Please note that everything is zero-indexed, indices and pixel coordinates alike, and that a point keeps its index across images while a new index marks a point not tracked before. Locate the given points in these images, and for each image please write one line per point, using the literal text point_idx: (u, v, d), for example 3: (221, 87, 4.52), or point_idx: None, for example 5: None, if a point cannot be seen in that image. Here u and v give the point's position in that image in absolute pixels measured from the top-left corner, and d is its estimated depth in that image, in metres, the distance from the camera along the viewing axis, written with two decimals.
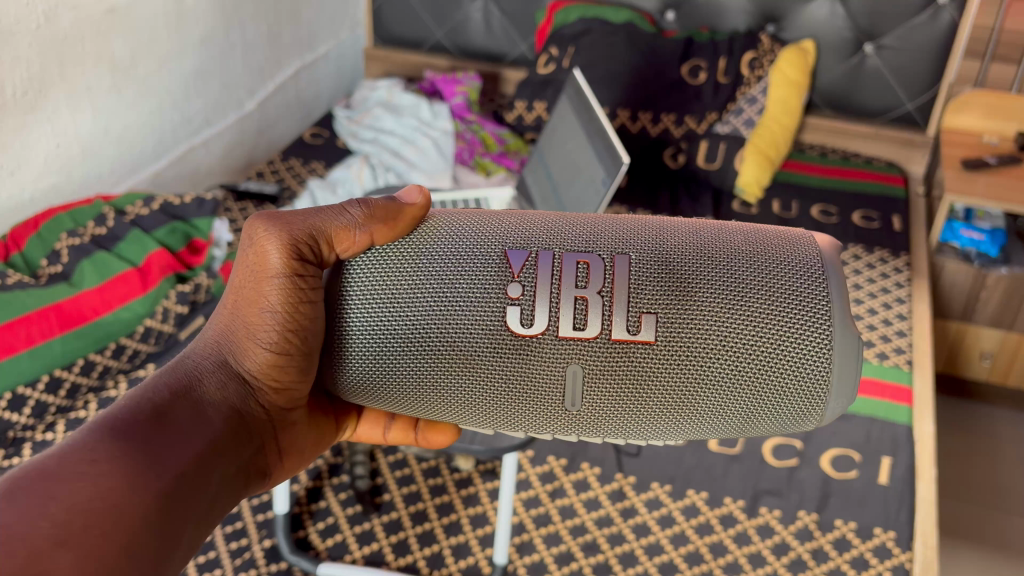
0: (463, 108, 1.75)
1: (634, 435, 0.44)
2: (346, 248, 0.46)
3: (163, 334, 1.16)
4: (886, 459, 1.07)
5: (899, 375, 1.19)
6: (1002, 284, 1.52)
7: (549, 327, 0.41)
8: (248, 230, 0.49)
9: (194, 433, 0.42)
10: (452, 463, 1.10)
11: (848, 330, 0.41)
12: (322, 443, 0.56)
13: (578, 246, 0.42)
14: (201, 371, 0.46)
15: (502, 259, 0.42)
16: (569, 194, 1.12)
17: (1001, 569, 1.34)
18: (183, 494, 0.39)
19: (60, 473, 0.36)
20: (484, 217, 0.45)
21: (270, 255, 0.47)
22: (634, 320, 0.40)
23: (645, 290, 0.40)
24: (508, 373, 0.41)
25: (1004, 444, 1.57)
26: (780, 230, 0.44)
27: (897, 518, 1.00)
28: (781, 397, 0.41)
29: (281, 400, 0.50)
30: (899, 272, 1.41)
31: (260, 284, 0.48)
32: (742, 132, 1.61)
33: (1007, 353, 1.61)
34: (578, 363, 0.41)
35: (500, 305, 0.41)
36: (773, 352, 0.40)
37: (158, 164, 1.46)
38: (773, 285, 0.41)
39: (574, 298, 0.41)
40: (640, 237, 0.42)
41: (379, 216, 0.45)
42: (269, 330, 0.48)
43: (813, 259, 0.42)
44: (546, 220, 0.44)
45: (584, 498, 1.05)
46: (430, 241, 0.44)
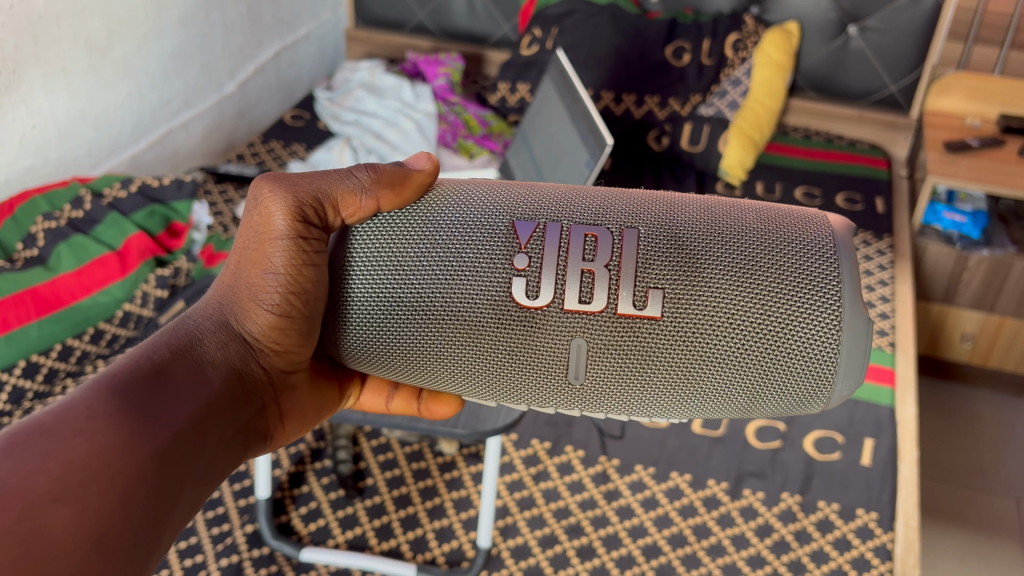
0: (446, 90, 1.72)
1: (638, 411, 0.44)
2: (352, 214, 0.45)
3: (143, 318, 1.15)
4: (869, 441, 1.08)
5: (882, 358, 1.20)
6: (983, 266, 1.52)
7: (555, 298, 0.41)
8: (253, 190, 0.48)
9: (192, 394, 0.42)
10: (437, 449, 1.09)
11: (858, 313, 0.40)
12: (326, 409, 0.56)
13: (587, 218, 0.42)
14: (202, 330, 0.46)
15: (509, 230, 0.42)
16: (551, 177, 1.11)
17: (982, 551, 1.35)
18: (179, 454, 0.39)
19: (56, 427, 0.36)
20: (494, 189, 0.44)
21: (275, 217, 0.46)
22: (641, 295, 0.40)
23: (654, 266, 0.40)
24: (513, 344, 0.42)
25: (984, 427, 1.59)
26: (794, 211, 0.44)
27: (879, 499, 1.00)
28: (787, 377, 0.41)
29: (282, 363, 0.49)
30: (882, 254, 1.41)
31: (264, 245, 0.47)
32: (726, 114, 1.62)
33: (988, 335, 1.61)
34: (583, 337, 0.41)
35: (505, 274, 0.41)
36: (780, 331, 0.40)
37: (137, 147, 1.44)
38: (783, 264, 0.40)
39: (580, 271, 0.41)
40: (650, 211, 0.42)
41: (386, 181, 0.45)
42: (270, 292, 0.47)
43: (825, 240, 0.42)
44: (555, 194, 0.44)
45: (567, 482, 1.05)
46: (438, 211, 0.44)
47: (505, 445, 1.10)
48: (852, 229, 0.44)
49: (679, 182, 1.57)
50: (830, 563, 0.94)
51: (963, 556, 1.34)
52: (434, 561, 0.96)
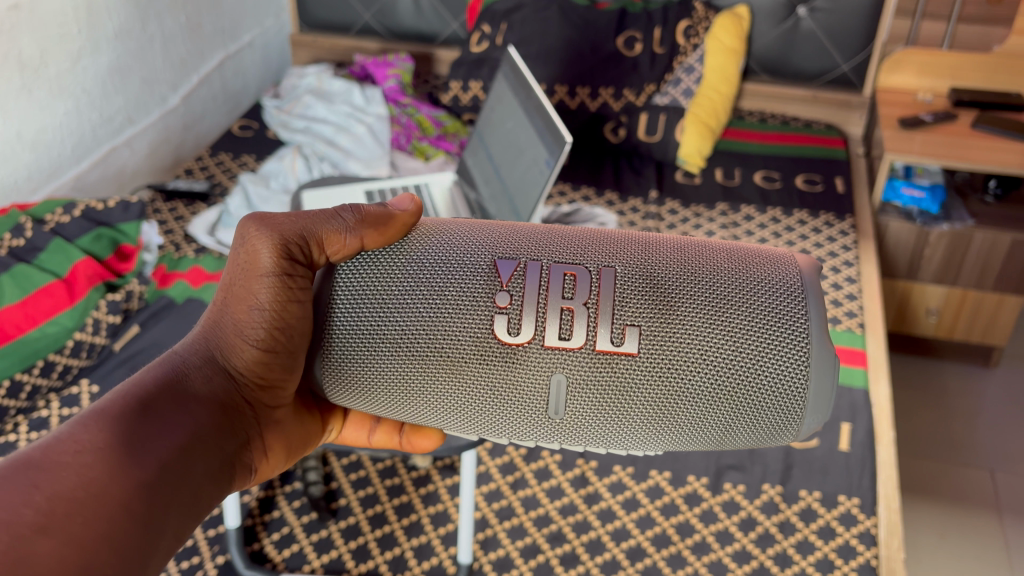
0: (397, 92, 1.68)
1: (615, 444, 0.44)
2: (337, 252, 0.47)
3: (95, 346, 1.11)
4: (846, 425, 1.07)
5: (853, 339, 1.20)
6: (944, 240, 1.52)
7: (535, 335, 0.42)
8: (240, 231, 0.50)
9: (180, 424, 0.42)
10: (412, 465, 1.07)
11: (826, 348, 0.42)
12: (309, 440, 0.56)
13: (566, 257, 0.43)
14: (188, 364, 0.46)
15: (490, 269, 0.43)
16: (511, 176, 1.09)
17: (957, 526, 1.37)
18: (166, 485, 0.39)
19: (45, 461, 0.37)
20: (475, 230, 0.45)
21: (261, 254, 0.49)
22: (618, 332, 0.41)
23: (630, 303, 0.41)
24: (494, 379, 0.42)
25: (954, 402, 1.60)
26: (762, 250, 0.46)
27: (860, 485, 1.00)
28: (758, 409, 0.42)
29: (266, 397, 0.50)
30: (845, 235, 1.41)
31: (250, 281, 0.49)
32: (681, 102, 1.60)
33: (953, 308, 1.60)
34: (563, 372, 0.42)
35: (488, 313, 0.42)
36: (753, 364, 0.41)
37: (80, 167, 1.39)
38: (755, 303, 0.42)
39: (560, 309, 0.42)
40: (625, 251, 0.43)
41: (369, 222, 0.46)
42: (256, 328, 0.48)
43: (793, 280, 0.43)
44: (534, 232, 0.45)
45: (546, 487, 1.03)
46: (421, 252, 0.45)
47: (483, 454, 1.07)
48: (817, 268, 0.46)
49: (638, 173, 1.56)
50: (815, 551, 0.94)
51: (941, 533, 1.35)
52: None
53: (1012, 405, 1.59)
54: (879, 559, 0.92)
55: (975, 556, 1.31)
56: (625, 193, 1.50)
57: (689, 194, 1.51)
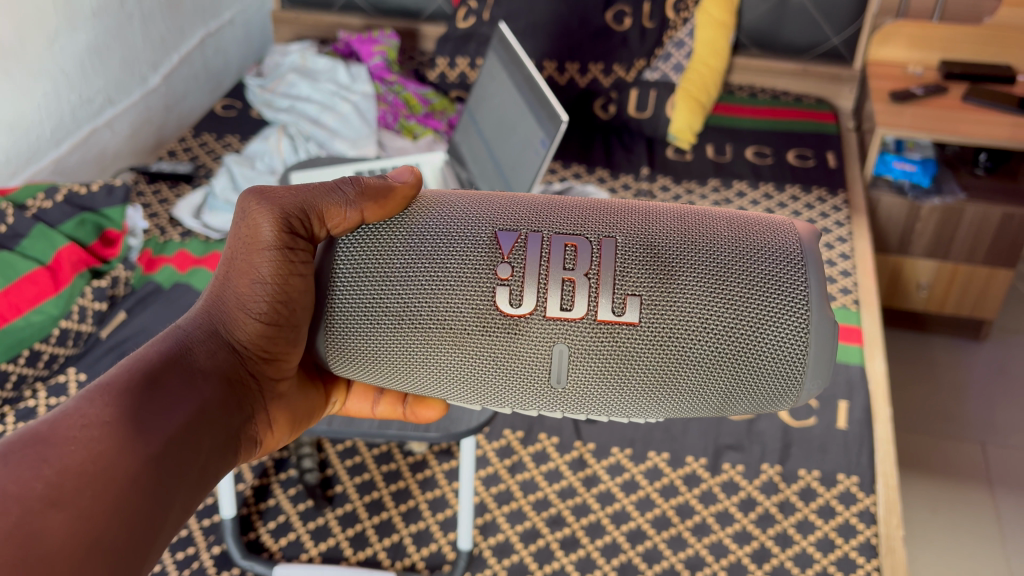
0: (383, 69, 1.66)
1: (618, 411, 0.44)
2: (338, 225, 0.46)
3: (82, 333, 1.10)
4: (843, 404, 1.07)
5: (847, 316, 1.20)
6: (936, 215, 1.52)
7: (537, 306, 0.41)
8: (240, 206, 0.51)
9: (185, 398, 0.43)
10: (408, 450, 1.06)
11: (825, 316, 0.41)
12: (313, 411, 0.57)
13: (567, 228, 0.43)
14: (192, 339, 0.47)
15: (491, 241, 0.42)
16: (503, 154, 1.07)
17: (950, 499, 1.37)
18: (172, 457, 0.40)
19: (52, 436, 0.38)
20: (477, 202, 0.45)
21: (262, 228, 0.49)
22: (620, 302, 0.41)
23: (631, 273, 0.41)
24: (497, 350, 0.42)
25: (944, 376, 1.60)
26: (763, 217, 0.45)
27: (858, 463, 1.00)
28: (759, 376, 0.42)
29: (270, 370, 0.50)
30: (838, 210, 1.40)
31: (252, 256, 0.49)
32: (671, 77, 1.58)
33: (944, 282, 1.60)
34: (566, 342, 0.41)
35: (489, 285, 0.42)
36: (753, 331, 0.41)
37: (59, 150, 1.36)
38: (757, 270, 0.41)
39: (562, 280, 0.41)
40: (627, 220, 0.43)
41: (369, 195, 0.46)
42: (257, 301, 0.49)
43: (793, 247, 0.43)
44: (535, 203, 0.44)
45: (544, 471, 1.02)
46: (423, 225, 0.45)
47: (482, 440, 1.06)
48: (817, 234, 0.45)
49: (629, 150, 1.55)
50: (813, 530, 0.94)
51: (935, 507, 1.36)
52: (415, 567, 0.93)
53: (1001, 377, 1.59)
54: (878, 536, 0.92)
55: (966, 528, 1.32)
56: (616, 170, 1.49)
57: (681, 171, 1.49)
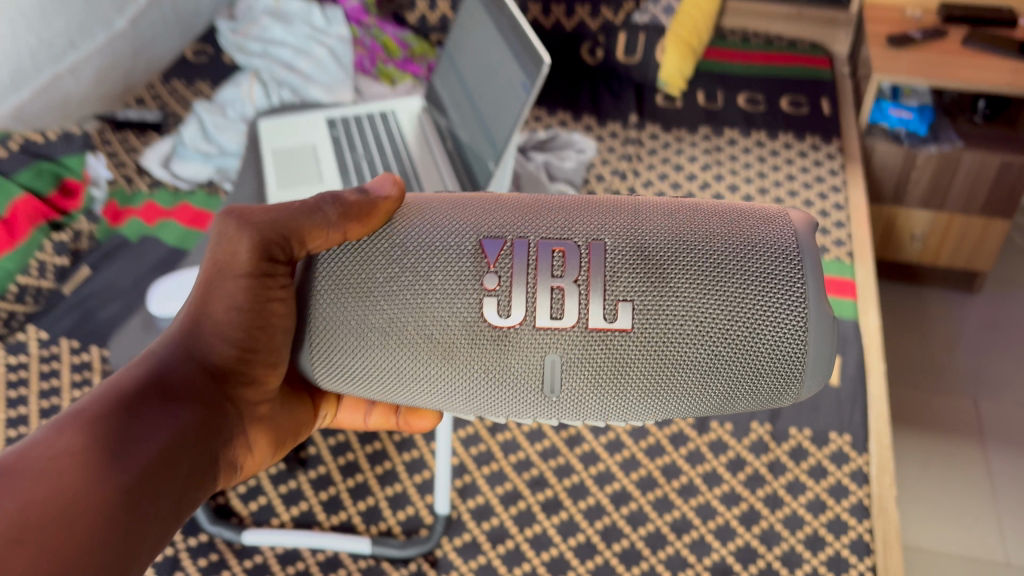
0: (359, 11, 1.55)
1: (613, 420, 0.41)
2: (320, 245, 0.43)
3: (42, 290, 1.06)
4: (836, 358, 1.04)
5: (842, 269, 1.17)
6: (932, 164, 1.47)
7: (526, 317, 0.38)
8: (217, 225, 0.49)
9: (165, 424, 0.41)
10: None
11: (822, 312, 0.39)
12: (300, 428, 0.56)
13: (554, 231, 0.39)
14: (168, 361, 0.45)
15: (475, 248, 0.39)
16: (483, 100, 1.01)
17: (941, 454, 1.35)
18: (149, 489, 0.39)
19: (18, 467, 0.36)
20: (456, 204, 0.42)
21: (241, 253, 0.47)
22: (611, 308, 0.38)
23: (622, 277, 0.38)
24: (482, 363, 0.39)
25: (935, 326, 1.58)
26: (756, 207, 0.42)
27: (851, 420, 0.98)
28: (760, 378, 0.39)
29: (249, 393, 0.49)
30: (832, 159, 1.36)
31: (230, 280, 0.47)
32: (661, 20, 1.50)
33: (938, 234, 1.56)
34: (557, 352, 0.38)
35: (474, 295, 0.38)
36: (753, 333, 0.38)
37: (19, 97, 1.30)
38: (756, 268, 0.38)
39: (551, 288, 0.38)
40: (616, 217, 0.40)
41: (353, 214, 0.43)
42: (235, 326, 0.47)
43: (788, 239, 0.40)
44: (518, 202, 0.41)
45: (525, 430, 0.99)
46: (401, 233, 0.41)
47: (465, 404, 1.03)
48: (813, 223, 0.42)
49: (617, 97, 1.49)
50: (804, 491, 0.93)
51: (925, 462, 1.34)
52: (391, 533, 0.90)
53: (993, 329, 1.57)
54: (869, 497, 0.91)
55: (956, 485, 1.31)
56: (604, 118, 1.43)
57: (670, 119, 1.44)
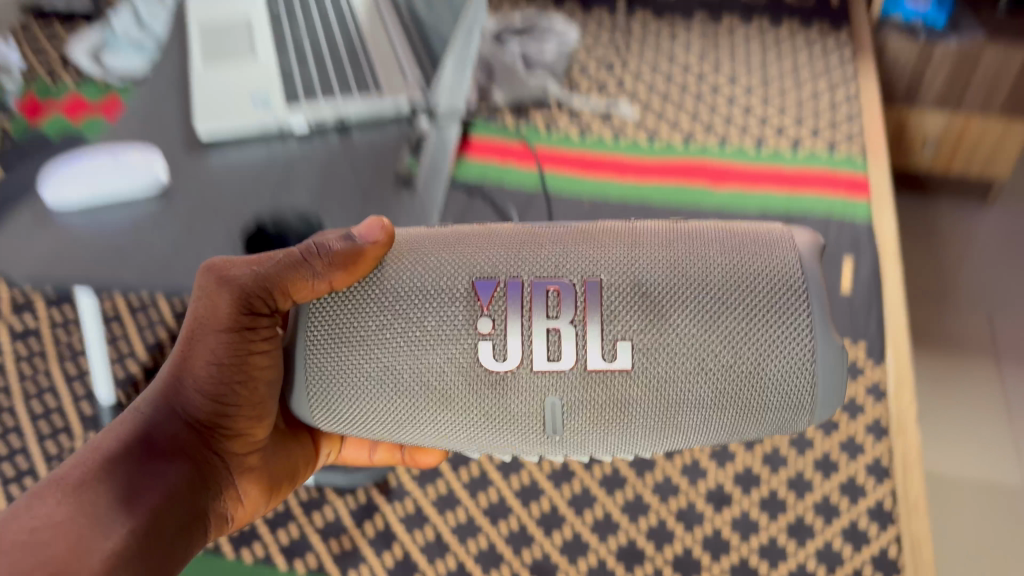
0: None
1: (629, 442, 0.54)
2: (304, 294, 0.55)
3: None
4: (850, 260, 0.99)
5: (852, 165, 1.08)
6: (950, 60, 1.32)
7: (523, 361, 0.50)
8: (199, 283, 0.60)
9: (162, 474, 0.57)
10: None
11: (827, 338, 0.50)
12: (293, 454, 0.71)
13: (548, 272, 0.51)
14: (158, 423, 0.59)
15: (469, 291, 0.51)
16: None
17: (948, 377, 1.25)
18: (135, 547, 0.53)
19: (25, 541, 0.51)
20: (451, 242, 0.54)
21: (221, 307, 0.59)
22: (610, 351, 0.50)
23: (621, 314, 0.50)
24: (488, 404, 0.51)
25: (942, 232, 1.48)
26: (751, 232, 0.53)
27: (867, 329, 0.95)
28: (776, 402, 0.51)
29: (236, 443, 0.64)
30: (842, 50, 1.21)
31: (210, 332, 0.60)
32: None
33: (951, 140, 1.44)
34: (557, 397, 0.51)
35: (471, 339, 0.51)
36: (763, 363, 0.50)
37: None
38: (752, 309, 0.49)
39: (547, 329, 0.50)
40: (612, 258, 0.51)
41: (338, 264, 0.54)
42: (214, 382, 0.60)
43: (796, 273, 0.50)
44: (513, 238, 0.53)
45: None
46: (401, 272, 0.53)
47: None
48: (821, 245, 0.54)
49: None
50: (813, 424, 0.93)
51: (932, 384, 1.24)
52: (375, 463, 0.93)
53: (1010, 243, 1.45)
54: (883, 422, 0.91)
55: (965, 403, 1.23)
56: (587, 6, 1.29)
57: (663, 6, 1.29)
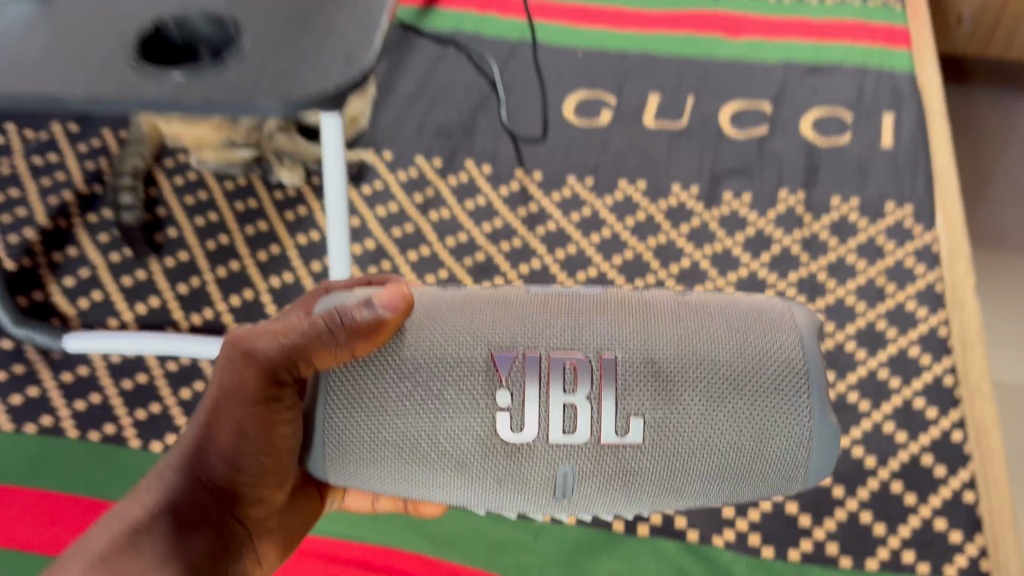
0: None
1: (628, 506, 0.52)
2: (327, 361, 0.51)
3: None
4: (888, 117, 1.33)
5: None
6: None
7: (540, 432, 0.48)
8: (225, 352, 0.57)
9: (188, 544, 0.56)
10: (306, 232, 1.22)
11: (827, 420, 0.48)
12: (309, 518, 0.68)
13: (564, 345, 0.48)
14: (183, 492, 0.57)
15: (489, 365, 0.48)
16: None
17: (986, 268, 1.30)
18: None
19: None
20: (467, 309, 0.51)
21: (247, 379, 0.55)
22: (623, 425, 0.47)
23: (632, 391, 0.47)
24: (500, 470, 0.49)
25: (982, 117, 1.50)
26: (758, 308, 0.51)
27: (913, 190, 1.26)
28: (772, 476, 0.49)
29: (258, 510, 0.61)
30: None
31: (234, 402, 0.56)
32: None
33: (989, 18, 1.47)
34: (570, 465, 0.48)
35: (490, 413, 0.48)
36: (763, 440, 0.48)
37: None
38: (757, 386, 0.47)
39: (563, 403, 0.48)
40: (624, 333, 0.49)
41: (359, 331, 0.49)
42: (240, 455, 0.57)
43: (797, 352, 0.49)
44: (528, 308, 0.50)
45: (485, 234, 1.24)
46: (415, 343, 0.50)
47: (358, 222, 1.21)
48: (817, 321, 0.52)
49: None
50: (849, 280, 1.18)
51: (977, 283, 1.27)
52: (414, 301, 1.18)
53: None
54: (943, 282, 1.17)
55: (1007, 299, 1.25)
56: None
57: None
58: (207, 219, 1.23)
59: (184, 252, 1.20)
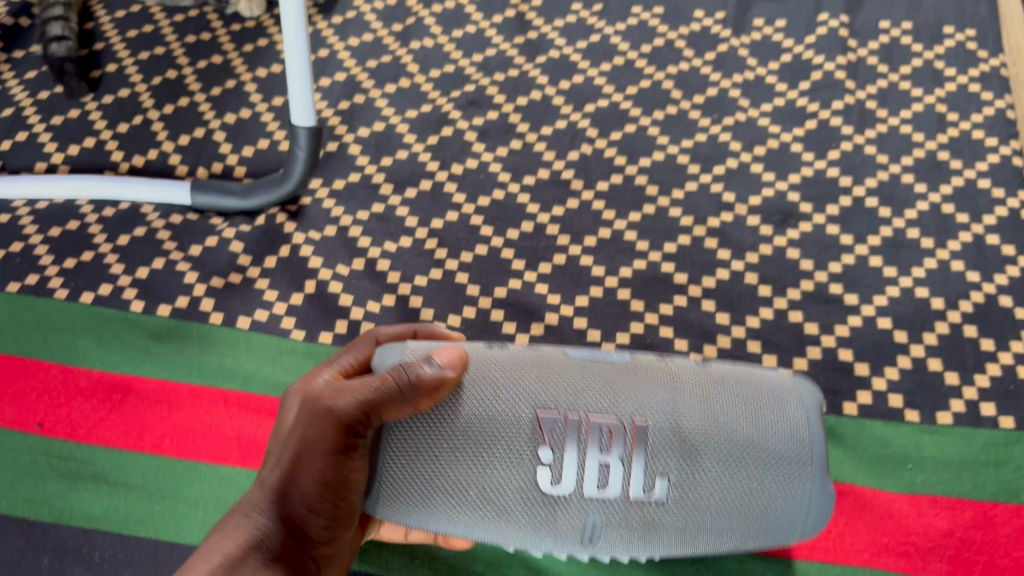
0: None
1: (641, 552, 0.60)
2: (394, 413, 0.57)
3: None
4: None
5: None
6: None
7: (577, 486, 0.56)
8: (301, 408, 0.62)
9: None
10: (267, 66, 1.22)
11: (823, 484, 0.58)
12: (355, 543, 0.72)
13: (602, 412, 0.57)
14: (267, 531, 0.59)
15: (535, 428, 0.56)
16: None
17: None
18: None
19: None
20: (518, 375, 0.59)
21: (326, 433, 0.59)
22: (648, 483, 0.56)
23: (659, 457, 0.56)
24: (543, 520, 0.57)
25: None
26: (770, 388, 0.60)
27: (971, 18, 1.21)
28: (770, 531, 0.58)
29: (329, 549, 0.62)
30: None
31: (313, 449, 0.59)
32: None
33: None
34: (600, 516, 0.57)
35: (537, 469, 0.56)
36: (767, 500, 0.57)
37: None
38: (766, 455, 0.56)
39: (599, 461, 0.56)
40: (648, 403, 0.57)
41: (423, 388, 0.57)
42: (322, 495, 0.60)
43: (802, 424, 0.58)
44: (569, 376, 0.59)
45: (476, 64, 1.22)
46: (471, 402, 0.58)
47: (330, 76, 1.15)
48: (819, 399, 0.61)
49: None
50: (902, 109, 1.13)
51: None
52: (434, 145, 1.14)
53: None
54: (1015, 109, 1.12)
55: None
56: None
57: None
58: (151, 53, 1.22)
59: (181, 97, 1.18)
